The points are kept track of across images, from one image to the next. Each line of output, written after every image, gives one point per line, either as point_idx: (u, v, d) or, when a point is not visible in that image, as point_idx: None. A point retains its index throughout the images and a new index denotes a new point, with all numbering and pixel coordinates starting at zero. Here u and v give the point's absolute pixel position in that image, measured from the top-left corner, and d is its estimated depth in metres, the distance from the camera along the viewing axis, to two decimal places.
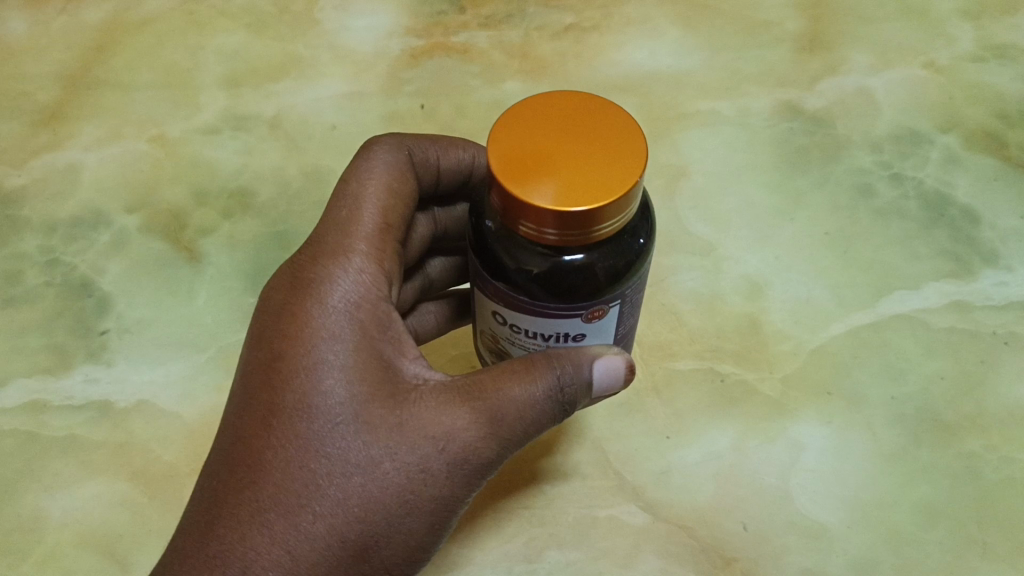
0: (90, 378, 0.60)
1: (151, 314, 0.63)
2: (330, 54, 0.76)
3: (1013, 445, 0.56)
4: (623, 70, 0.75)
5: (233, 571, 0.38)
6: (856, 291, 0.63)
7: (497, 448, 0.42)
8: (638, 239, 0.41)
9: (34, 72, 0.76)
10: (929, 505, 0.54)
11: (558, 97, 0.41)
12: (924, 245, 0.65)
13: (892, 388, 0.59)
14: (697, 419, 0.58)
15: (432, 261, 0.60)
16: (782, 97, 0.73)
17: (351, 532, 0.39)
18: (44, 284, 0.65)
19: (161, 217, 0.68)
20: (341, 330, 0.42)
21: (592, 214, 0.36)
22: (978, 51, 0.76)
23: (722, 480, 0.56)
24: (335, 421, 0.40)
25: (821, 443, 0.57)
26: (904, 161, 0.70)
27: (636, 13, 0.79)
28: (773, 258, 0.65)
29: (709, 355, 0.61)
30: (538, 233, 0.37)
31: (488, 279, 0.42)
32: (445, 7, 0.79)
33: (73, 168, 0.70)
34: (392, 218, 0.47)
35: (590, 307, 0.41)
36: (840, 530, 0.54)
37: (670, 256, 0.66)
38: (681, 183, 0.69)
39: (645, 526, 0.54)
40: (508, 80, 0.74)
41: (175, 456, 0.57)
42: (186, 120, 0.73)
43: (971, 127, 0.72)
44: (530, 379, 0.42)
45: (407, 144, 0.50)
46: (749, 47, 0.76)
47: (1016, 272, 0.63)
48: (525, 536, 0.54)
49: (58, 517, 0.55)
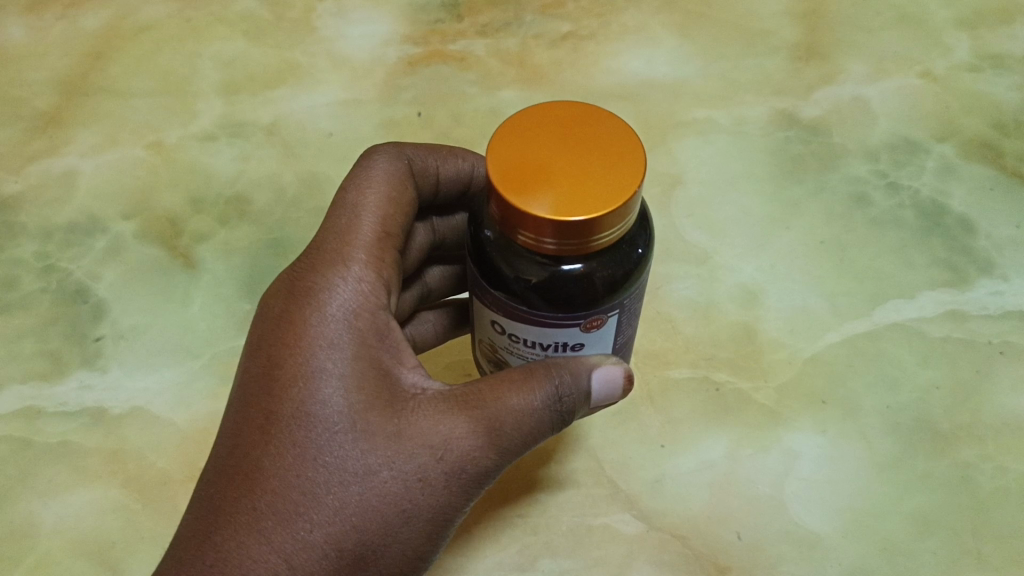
0: (84, 384, 0.60)
1: (146, 321, 0.63)
2: (328, 62, 0.77)
3: (1008, 455, 0.56)
4: (620, 79, 0.75)
5: None
6: (852, 300, 0.63)
7: (495, 457, 0.42)
8: (636, 249, 0.41)
9: (32, 79, 0.76)
10: (925, 514, 0.54)
11: (558, 108, 0.41)
12: (920, 254, 0.65)
13: (888, 398, 0.59)
14: (691, 428, 0.58)
15: (431, 269, 0.60)
16: (779, 106, 0.74)
17: (348, 540, 0.39)
18: (40, 291, 0.65)
19: (157, 223, 0.68)
20: (340, 338, 0.42)
21: (591, 223, 0.36)
22: (975, 60, 0.77)
23: (717, 489, 0.56)
24: (334, 429, 0.40)
25: (816, 452, 0.57)
26: (901, 170, 0.70)
27: (632, 22, 0.79)
28: (768, 267, 0.65)
29: (705, 364, 0.61)
30: (536, 242, 0.37)
31: (487, 288, 0.42)
32: (443, 15, 0.79)
33: (70, 174, 0.71)
34: (391, 226, 0.47)
35: (589, 316, 0.41)
36: (834, 540, 0.54)
37: (666, 264, 0.66)
38: (677, 192, 0.69)
39: (640, 534, 0.54)
40: (505, 88, 0.75)
41: (169, 464, 0.57)
42: (183, 127, 0.73)
43: (968, 136, 0.72)
44: (529, 388, 0.42)
45: (406, 152, 0.51)
46: (745, 56, 0.76)
47: (1011, 282, 0.63)
48: (519, 545, 0.54)
49: (51, 524, 0.55)
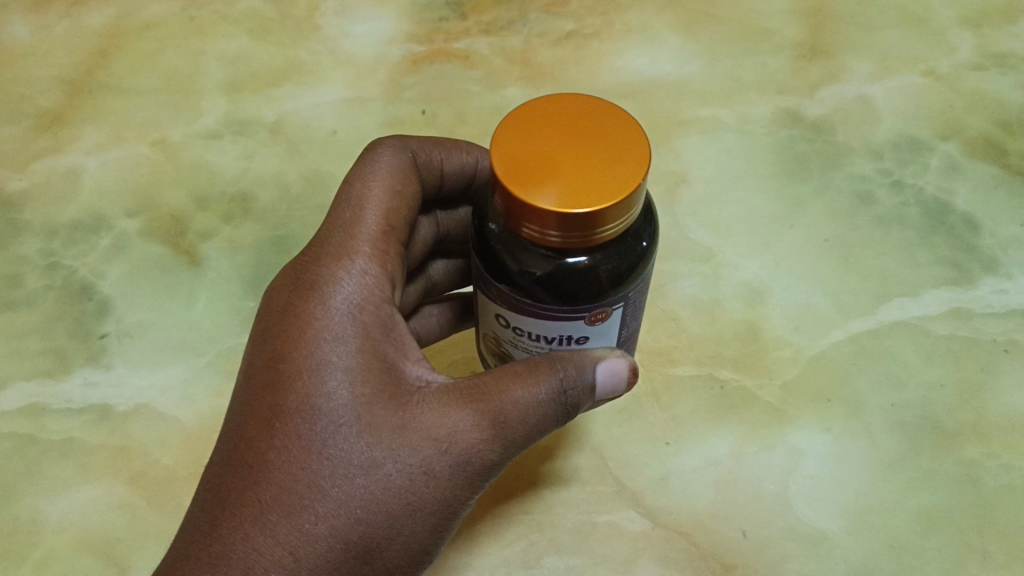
0: (88, 381, 0.60)
1: (151, 318, 0.63)
2: (331, 60, 0.77)
3: (1014, 453, 0.56)
4: (623, 78, 0.75)
5: (235, 572, 0.38)
6: (857, 298, 0.63)
7: (499, 451, 0.42)
8: (641, 242, 0.41)
9: (35, 77, 0.76)
10: (930, 513, 0.54)
11: (561, 101, 0.41)
12: (924, 252, 0.65)
13: (892, 396, 0.59)
14: (695, 426, 0.58)
15: (434, 264, 0.60)
16: (783, 104, 0.74)
17: (353, 533, 0.39)
18: (45, 288, 0.65)
19: (162, 221, 0.68)
20: (344, 332, 0.42)
21: (595, 216, 0.36)
22: (979, 59, 0.76)
23: (722, 487, 0.55)
24: (339, 422, 0.40)
25: (821, 450, 0.57)
26: (905, 169, 0.70)
27: (636, 20, 0.79)
28: (772, 265, 0.65)
29: (709, 362, 0.61)
30: (541, 235, 0.37)
31: (492, 281, 0.42)
32: (447, 14, 0.79)
33: (74, 172, 0.71)
34: (395, 220, 0.47)
35: (593, 309, 0.41)
36: (840, 537, 0.53)
37: (670, 262, 0.66)
38: (682, 190, 0.69)
39: (646, 532, 0.54)
40: (509, 87, 0.75)
41: (174, 460, 0.57)
42: (187, 125, 0.73)
43: (972, 134, 0.72)
44: (533, 382, 0.42)
45: (410, 146, 0.51)
46: (749, 55, 0.76)
47: (1016, 280, 0.63)
48: (524, 542, 0.54)
49: (57, 521, 0.55)
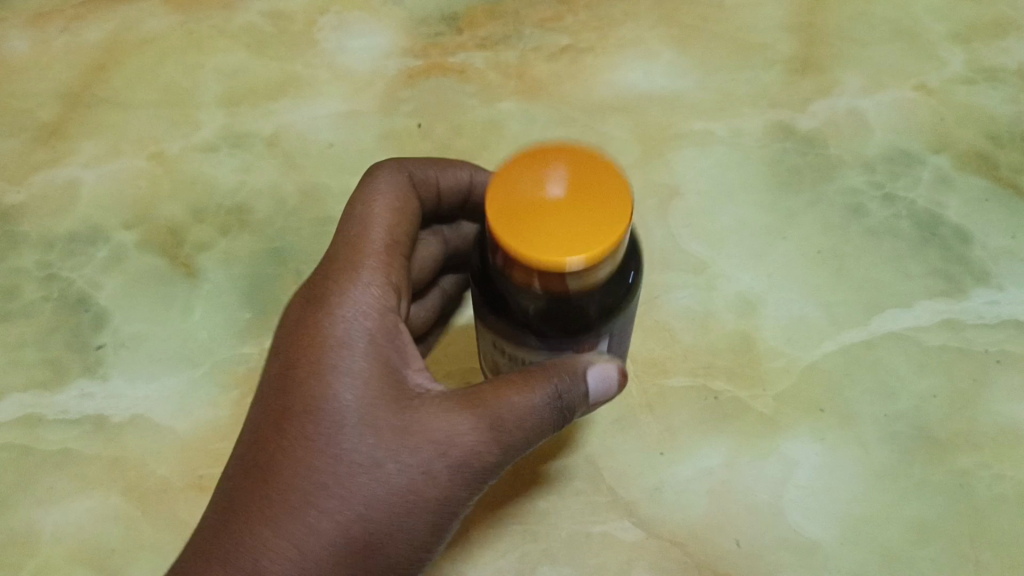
0: (82, 393, 0.60)
1: (147, 329, 0.64)
2: (328, 73, 0.77)
3: (1005, 462, 0.57)
4: (617, 91, 0.76)
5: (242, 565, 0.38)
6: (848, 308, 0.64)
7: (499, 453, 0.42)
8: (629, 276, 0.43)
9: (35, 90, 0.77)
10: (923, 522, 0.55)
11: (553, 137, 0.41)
12: (915, 264, 0.66)
13: (884, 406, 0.59)
14: (690, 436, 0.58)
15: (444, 277, 0.62)
16: (775, 117, 0.74)
17: (356, 529, 0.39)
18: (41, 299, 0.65)
19: (159, 233, 0.68)
20: (351, 337, 0.42)
21: (587, 265, 0.37)
22: (969, 74, 0.77)
23: (716, 496, 0.56)
24: (343, 423, 0.40)
25: (814, 460, 0.57)
26: (896, 181, 0.71)
27: (631, 35, 0.80)
28: (765, 276, 0.66)
29: (702, 372, 0.61)
30: (528, 282, 0.39)
31: (488, 314, 0.44)
32: (443, 29, 0.80)
33: (73, 184, 0.71)
34: (398, 236, 0.47)
35: (581, 342, 0.43)
36: (832, 547, 0.54)
37: (662, 273, 0.66)
38: (674, 202, 0.70)
39: (639, 542, 0.54)
40: (504, 100, 0.75)
41: (168, 471, 0.57)
42: (186, 138, 0.74)
43: (962, 147, 0.72)
44: (530, 388, 0.43)
45: (407, 167, 0.51)
46: (742, 69, 0.77)
47: (1007, 291, 0.64)
48: (518, 552, 0.54)
49: (52, 531, 0.55)
